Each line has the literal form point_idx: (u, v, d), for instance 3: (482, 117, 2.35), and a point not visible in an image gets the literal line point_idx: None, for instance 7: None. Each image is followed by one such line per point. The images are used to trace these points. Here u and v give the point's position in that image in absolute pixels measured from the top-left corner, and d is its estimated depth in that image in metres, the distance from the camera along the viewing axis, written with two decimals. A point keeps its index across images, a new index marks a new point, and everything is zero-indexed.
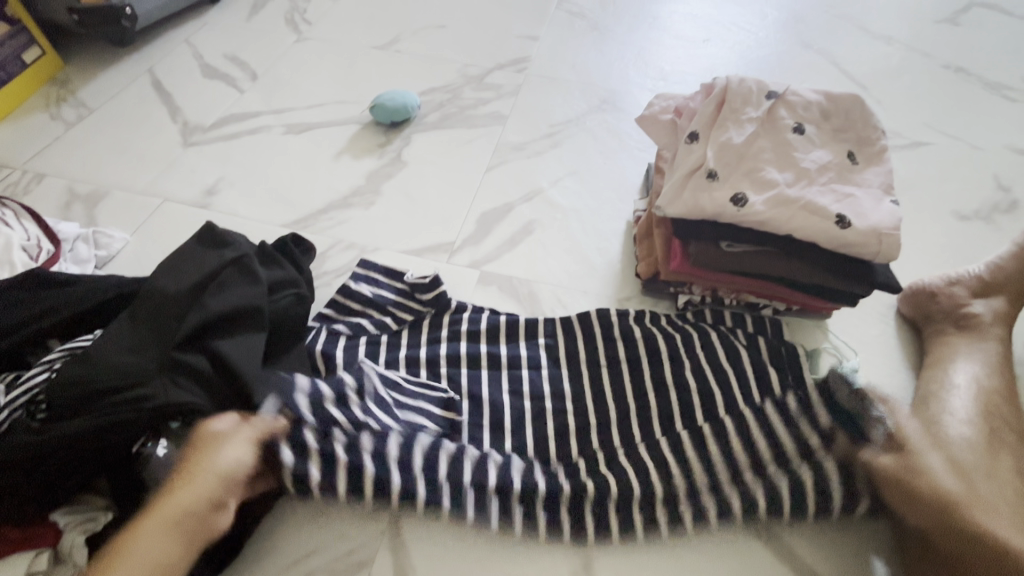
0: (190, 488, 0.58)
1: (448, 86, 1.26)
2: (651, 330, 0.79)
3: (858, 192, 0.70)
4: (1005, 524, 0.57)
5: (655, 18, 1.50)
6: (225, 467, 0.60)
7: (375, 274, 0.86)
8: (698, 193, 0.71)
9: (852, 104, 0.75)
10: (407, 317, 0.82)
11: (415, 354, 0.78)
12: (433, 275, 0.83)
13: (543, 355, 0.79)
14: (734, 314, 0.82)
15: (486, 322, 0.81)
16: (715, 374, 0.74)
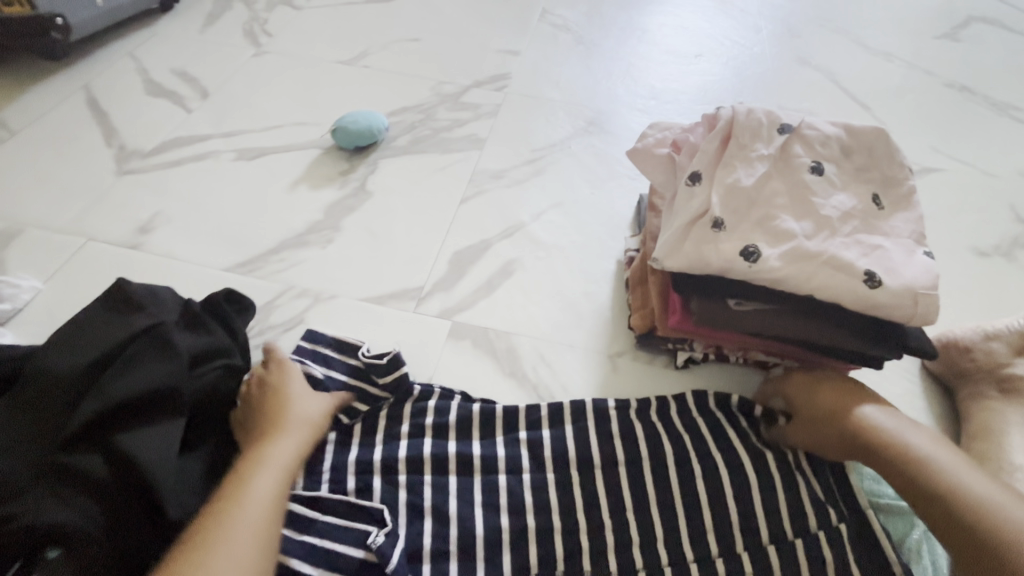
0: (285, 437, 0.62)
1: (420, 105, 1.15)
2: (656, 426, 0.69)
3: (887, 243, 0.60)
4: None
5: (643, 31, 1.40)
6: (309, 416, 0.65)
7: (325, 349, 0.73)
8: (702, 245, 0.60)
9: (876, 139, 0.65)
10: (361, 407, 0.70)
11: (368, 458, 0.65)
12: (391, 354, 0.71)
13: (526, 457, 0.67)
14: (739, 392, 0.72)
15: (456, 414, 0.69)
16: (727, 477, 0.64)
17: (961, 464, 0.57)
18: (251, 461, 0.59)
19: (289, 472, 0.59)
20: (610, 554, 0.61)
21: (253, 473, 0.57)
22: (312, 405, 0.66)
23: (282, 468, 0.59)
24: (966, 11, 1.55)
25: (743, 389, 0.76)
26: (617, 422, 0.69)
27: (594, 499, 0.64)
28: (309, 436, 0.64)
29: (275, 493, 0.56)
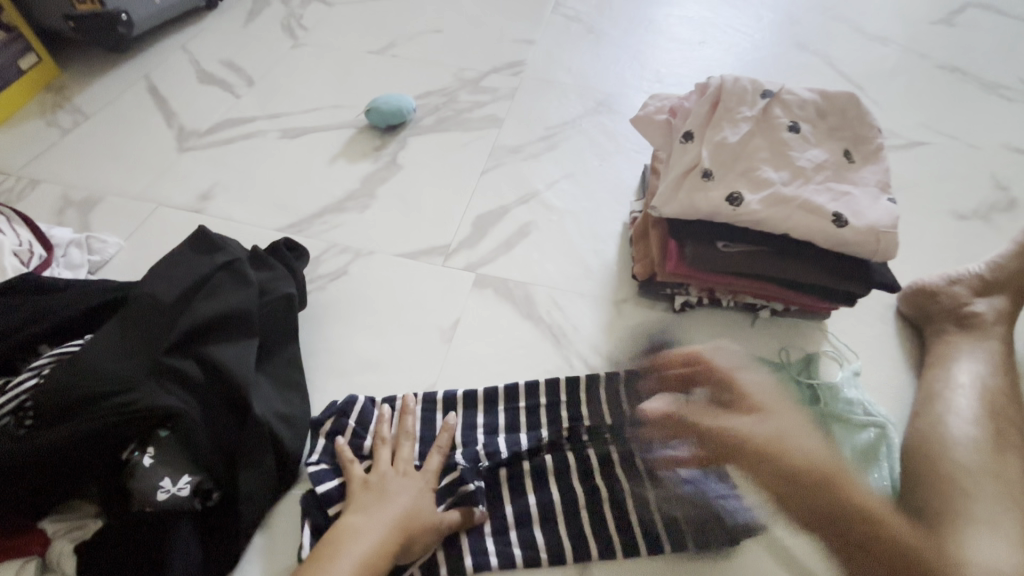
0: (210, 340, 0.67)
1: (444, 89, 1.26)
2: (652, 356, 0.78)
3: (855, 191, 0.69)
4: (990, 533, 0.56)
5: (651, 21, 1.50)
6: (237, 317, 0.68)
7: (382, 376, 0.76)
8: (693, 194, 0.70)
9: (848, 103, 0.75)
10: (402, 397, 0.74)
11: None
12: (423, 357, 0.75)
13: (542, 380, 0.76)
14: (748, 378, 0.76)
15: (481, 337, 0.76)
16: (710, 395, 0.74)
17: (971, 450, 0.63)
18: (170, 357, 0.64)
19: (202, 371, 0.64)
20: (613, 457, 0.71)
21: (168, 375, 0.63)
22: (245, 302, 0.69)
23: (201, 370, 0.64)
24: None
25: (736, 327, 0.84)
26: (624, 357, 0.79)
27: (603, 411, 0.73)
28: (230, 335, 0.68)
29: (195, 396, 0.63)
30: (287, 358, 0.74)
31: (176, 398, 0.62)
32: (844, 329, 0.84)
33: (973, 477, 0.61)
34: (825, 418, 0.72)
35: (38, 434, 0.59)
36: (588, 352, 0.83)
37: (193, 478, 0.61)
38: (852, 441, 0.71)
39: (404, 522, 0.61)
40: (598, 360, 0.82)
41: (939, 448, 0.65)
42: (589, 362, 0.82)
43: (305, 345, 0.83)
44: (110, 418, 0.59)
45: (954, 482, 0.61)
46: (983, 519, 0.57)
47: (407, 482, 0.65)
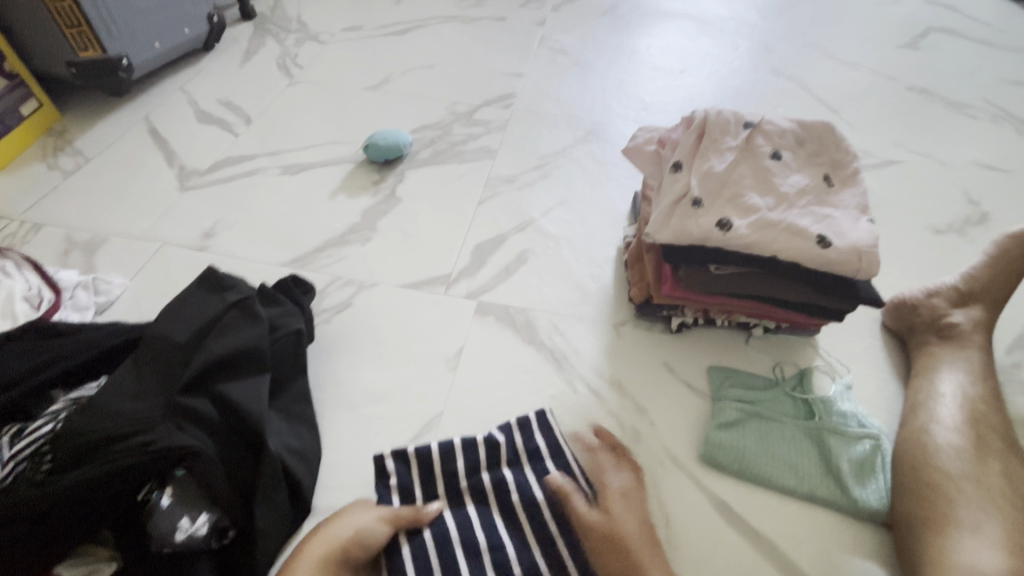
0: (223, 378, 0.68)
1: (438, 123, 1.31)
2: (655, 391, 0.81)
3: (836, 213, 0.73)
4: (976, 538, 0.59)
5: (633, 52, 1.57)
6: (249, 355, 0.70)
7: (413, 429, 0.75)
8: (685, 220, 0.74)
9: (824, 131, 0.79)
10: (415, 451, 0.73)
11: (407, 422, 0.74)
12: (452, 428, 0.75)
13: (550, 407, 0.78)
14: (749, 395, 0.79)
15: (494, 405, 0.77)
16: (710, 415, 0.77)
17: (955, 455, 0.66)
18: (186, 396, 0.65)
19: (216, 409, 0.66)
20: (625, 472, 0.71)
21: (184, 414, 0.64)
22: (254, 339, 0.71)
23: (216, 408, 0.66)
24: (925, 23, 1.71)
25: (732, 346, 0.87)
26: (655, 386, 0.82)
27: None
28: (243, 373, 0.70)
29: (211, 434, 0.65)
30: (295, 392, 0.75)
31: (193, 436, 0.63)
32: (833, 344, 0.87)
33: (959, 483, 0.64)
34: (824, 429, 0.74)
35: (58, 477, 0.60)
36: (589, 374, 0.85)
37: (210, 516, 0.62)
38: (855, 452, 0.72)
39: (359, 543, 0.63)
40: (600, 382, 0.84)
41: (926, 452, 0.68)
42: (591, 384, 0.83)
43: (316, 377, 0.84)
44: (126, 460, 0.60)
45: (940, 489, 0.64)
46: (967, 523, 0.61)
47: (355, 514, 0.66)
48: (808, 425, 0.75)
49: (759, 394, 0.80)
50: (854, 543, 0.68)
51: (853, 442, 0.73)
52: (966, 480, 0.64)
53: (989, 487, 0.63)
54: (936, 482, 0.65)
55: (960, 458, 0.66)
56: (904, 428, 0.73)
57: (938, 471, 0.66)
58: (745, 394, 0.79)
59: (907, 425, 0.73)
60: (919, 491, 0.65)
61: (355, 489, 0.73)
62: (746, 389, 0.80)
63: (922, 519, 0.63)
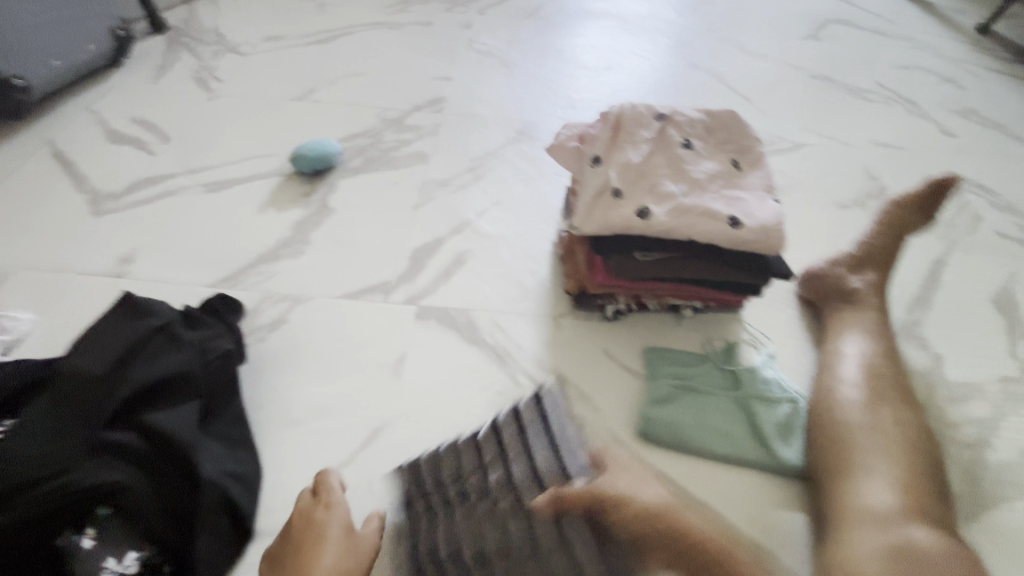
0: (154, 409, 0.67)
1: (368, 130, 1.29)
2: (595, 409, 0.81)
3: (744, 195, 0.78)
4: (874, 480, 0.65)
5: (558, 52, 1.61)
6: (180, 382, 0.68)
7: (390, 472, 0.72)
8: (608, 212, 0.77)
9: (729, 118, 0.84)
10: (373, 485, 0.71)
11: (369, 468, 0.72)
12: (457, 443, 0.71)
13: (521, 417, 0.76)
14: (682, 373, 0.83)
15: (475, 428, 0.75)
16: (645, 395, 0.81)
17: (855, 407, 0.72)
18: (111, 432, 0.63)
19: (144, 442, 0.63)
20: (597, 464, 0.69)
21: (108, 450, 0.62)
22: (183, 365, 0.70)
23: (146, 440, 0.63)
24: (824, 15, 1.84)
25: (665, 328, 0.91)
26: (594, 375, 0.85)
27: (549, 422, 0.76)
28: (174, 401, 0.68)
29: (141, 469, 0.62)
30: (229, 414, 0.73)
31: (120, 472, 0.61)
32: (756, 318, 0.93)
33: (858, 432, 0.70)
34: (748, 397, 0.79)
35: None
36: (532, 368, 0.86)
37: (141, 553, 0.61)
38: (775, 414, 0.78)
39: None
40: (542, 374, 0.85)
41: (830, 408, 0.74)
42: (533, 377, 0.85)
43: (253, 397, 0.81)
44: (47, 504, 0.57)
45: (843, 441, 0.70)
46: (866, 468, 0.67)
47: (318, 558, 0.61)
48: (733, 395, 0.79)
49: (691, 370, 0.84)
50: (779, 498, 0.73)
51: (774, 405, 0.78)
52: (865, 428, 0.70)
53: (884, 430, 0.70)
54: (840, 434, 0.71)
55: (859, 409, 0.72)
56: (814, 388, 0.79)
57: (840, 424, 0.72)
58: (678, 373, 0.83)
59: (816, 385, 0.79)
60: (826, 444, 0.71)
61: None
62: (679, 368, 0.84)
63: (832, 470, 0.69)
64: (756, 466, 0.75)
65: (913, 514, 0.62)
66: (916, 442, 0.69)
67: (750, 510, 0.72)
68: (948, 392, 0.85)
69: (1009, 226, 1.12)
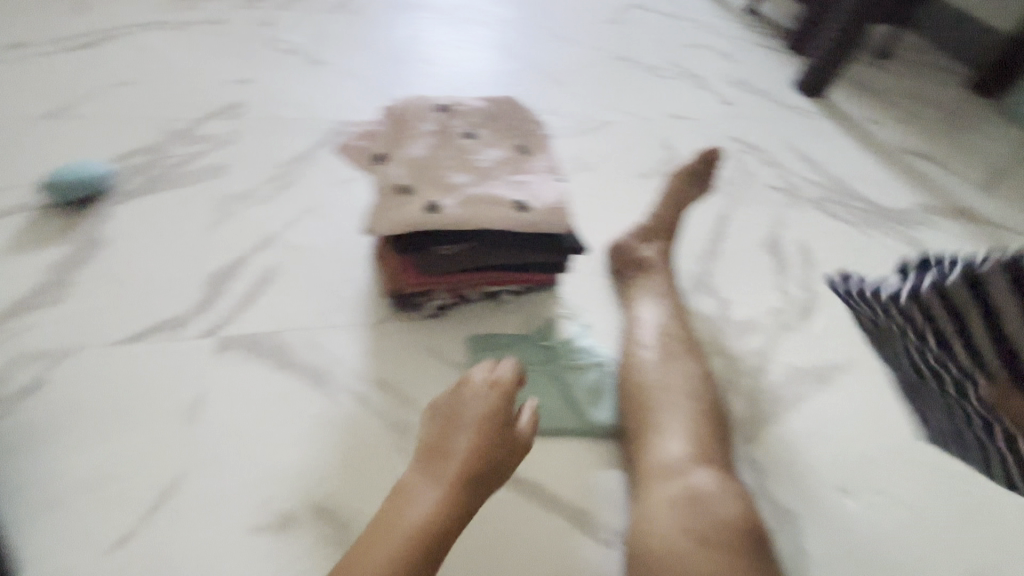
0: None
1: (149, 146, 1.13)
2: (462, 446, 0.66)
3: (529, 179, 0.81)
4: (668, 432, 0.73)
5: (370, 45, 1.55)
6: None
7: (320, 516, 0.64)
8: (398, 210, 0.74)
9: (509, 105, 0.87)
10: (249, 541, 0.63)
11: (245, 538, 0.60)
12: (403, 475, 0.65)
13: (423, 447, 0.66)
14: (502, 357, 0.85)
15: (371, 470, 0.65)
16: None
17: (652, 368, 0.79)
18: None
19: None
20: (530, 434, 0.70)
21: None
22: None
23: None
24: None
25: (488, 316, 0.92)
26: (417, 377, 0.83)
27: None
28: None
29: None
30: None
31: None
32: (571, 292, 0.98)
33: (655, 391, 0.77)
34: (562, 368, 0.84)
35: None
36: (351, 382, 0.82)
37: None
38: (587, 380, 0.83)
39: (434, 532, 0.60)
40: (362, 387, 0.82)
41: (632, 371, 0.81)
42: (353, 391, 0.81)
43: (9, 485, 0.69)
44: None
45: (643, 400, 0.77)
46: (661, 422, 0.74)
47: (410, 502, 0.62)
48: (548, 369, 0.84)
49: (512, 353, 0.86)
50: (598, 461, 0.78)
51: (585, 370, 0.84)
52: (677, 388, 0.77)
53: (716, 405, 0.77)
54: (641, 395, 0.77)
55: (656, 369, 0.79)
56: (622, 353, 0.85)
57: (642, 385, 0.78)
58: (497, 359, 0.86)
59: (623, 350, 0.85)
60: (632, 406, 0.77)
61: None
62: (499, 353, 0.86)
63: (637, 429, 0.76)
64: (575, 434, 0.79)
65: (699, 460, 0.69)
66: (701, 389, 0.78)
67: (572, 477, 0.76)
68: (734, 330, 0.97)
69: (774, 177, 1.30)
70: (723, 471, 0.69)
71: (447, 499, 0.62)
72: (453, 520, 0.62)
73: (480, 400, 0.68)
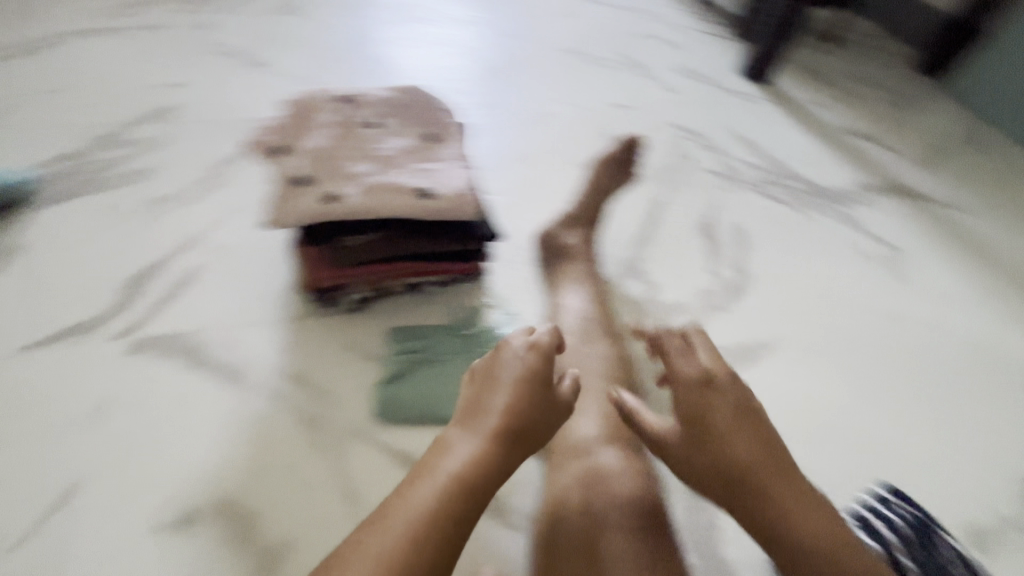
0: None
1: (77, 154, 1.13)
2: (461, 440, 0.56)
3: (436, 167, 0.80)
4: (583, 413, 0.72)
5: (311, 45, 1.54)
6: None
7: None
8: (295, 200, 0.75)
9: (418, 95, 0.88)
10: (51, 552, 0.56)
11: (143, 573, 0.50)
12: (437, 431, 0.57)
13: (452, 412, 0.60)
14: (418, 348, 0.86)
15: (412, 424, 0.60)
16: (383, 378, 0.83)
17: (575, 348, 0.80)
18: None
19: None
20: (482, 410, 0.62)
21: None
22: None
23: None
24: None
25: (410, 308, 0.92)
26: (332, 371, 0.84)
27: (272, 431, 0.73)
28: None
29: None
30: None
31: None
32: (497, 281, 0.98)
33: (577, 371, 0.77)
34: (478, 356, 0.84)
35: None
36: (265, 378, 0.82)
37: None
38: None
39: (468, 487, 0.52)
40: (276, 382, 0.82)
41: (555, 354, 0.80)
42: (266, 388, 0.81)
43: None
44: None
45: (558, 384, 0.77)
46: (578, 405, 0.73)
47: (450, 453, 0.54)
48: (465, 360, 0.84)
49: (427, 344, 0.86)
50: None
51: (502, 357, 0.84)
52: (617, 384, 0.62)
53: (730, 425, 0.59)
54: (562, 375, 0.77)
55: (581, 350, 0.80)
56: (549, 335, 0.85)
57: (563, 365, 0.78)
58: (415, 349, 0.85)
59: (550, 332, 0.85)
60: None
61: None
62: (415, 344, 0.86)
63: None
64: None
65: (608, 440, 0.70)
66: (616, 372, 0.78)
67: None
68: (659, 313, 0.97)
69: (714, 162, 1.31)
70: (629, 449, 0.70)
71: (485, 450, 0.55)
72: (490, 476, 0.54)
73: (518, 362, 0.61)
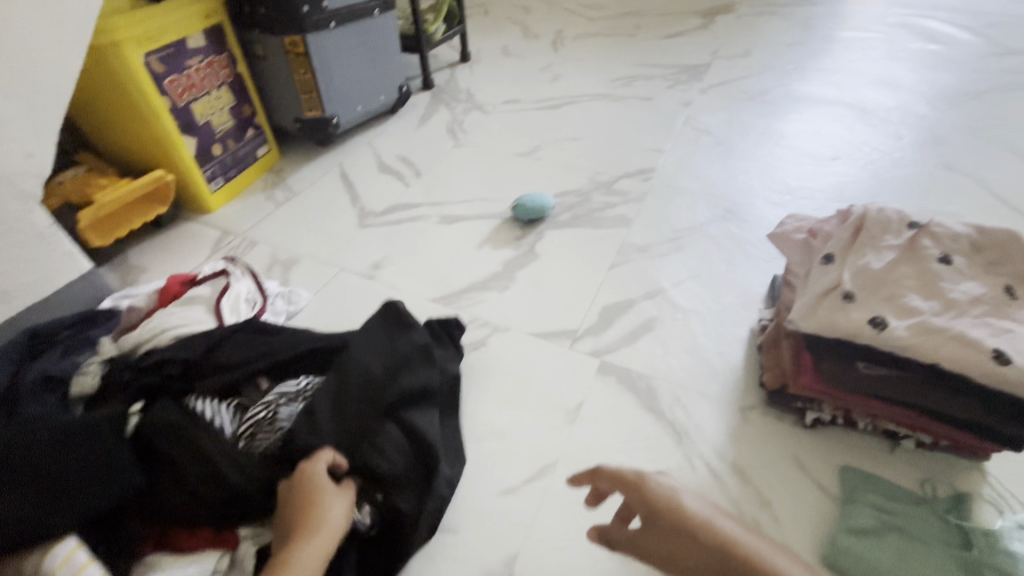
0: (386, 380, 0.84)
1: (580, 190, 1.40)
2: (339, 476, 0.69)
3: (1018, 328, 0.70)
4: None
5: (779, 136, 1.58)
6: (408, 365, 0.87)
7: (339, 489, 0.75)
8: (834, 311, 0.75)
9: (1008, 238, 0.77)
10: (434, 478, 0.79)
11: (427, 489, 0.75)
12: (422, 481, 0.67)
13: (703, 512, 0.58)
14: (889, 505, 0.76)
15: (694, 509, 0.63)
16: (841, 519, 0.76)
17: None
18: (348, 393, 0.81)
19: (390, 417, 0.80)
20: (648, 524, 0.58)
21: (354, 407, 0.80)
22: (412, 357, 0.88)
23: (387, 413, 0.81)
24: None
25: (877, 454, 0.84)
26: (781, 482, 0.81)
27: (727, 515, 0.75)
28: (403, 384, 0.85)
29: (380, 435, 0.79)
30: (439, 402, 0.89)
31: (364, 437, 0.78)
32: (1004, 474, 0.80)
33: None
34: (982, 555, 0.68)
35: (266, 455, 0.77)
36: (711, 455, 0.85)
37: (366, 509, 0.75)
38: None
39: None
40: (722, 466, 0.83)
41: None
42: (711, 466, 0.83)
43: None
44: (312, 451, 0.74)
45: None
46: None
47: (303, 545, 0.64)
48: (960, 555, 0.69)
49: (900, 508, 0.75)
50: None
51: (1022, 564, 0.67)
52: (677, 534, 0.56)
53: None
54: None
55: None
56: None
57: None
58: (874, 521, 0.74)
59: None
60: None
61: (482, 519, 0.80)
62: (884, 499, 0.76)
63: None
64: None
65: None
66: None
67: None
68: None
69: None
70: None
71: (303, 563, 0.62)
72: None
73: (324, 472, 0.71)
